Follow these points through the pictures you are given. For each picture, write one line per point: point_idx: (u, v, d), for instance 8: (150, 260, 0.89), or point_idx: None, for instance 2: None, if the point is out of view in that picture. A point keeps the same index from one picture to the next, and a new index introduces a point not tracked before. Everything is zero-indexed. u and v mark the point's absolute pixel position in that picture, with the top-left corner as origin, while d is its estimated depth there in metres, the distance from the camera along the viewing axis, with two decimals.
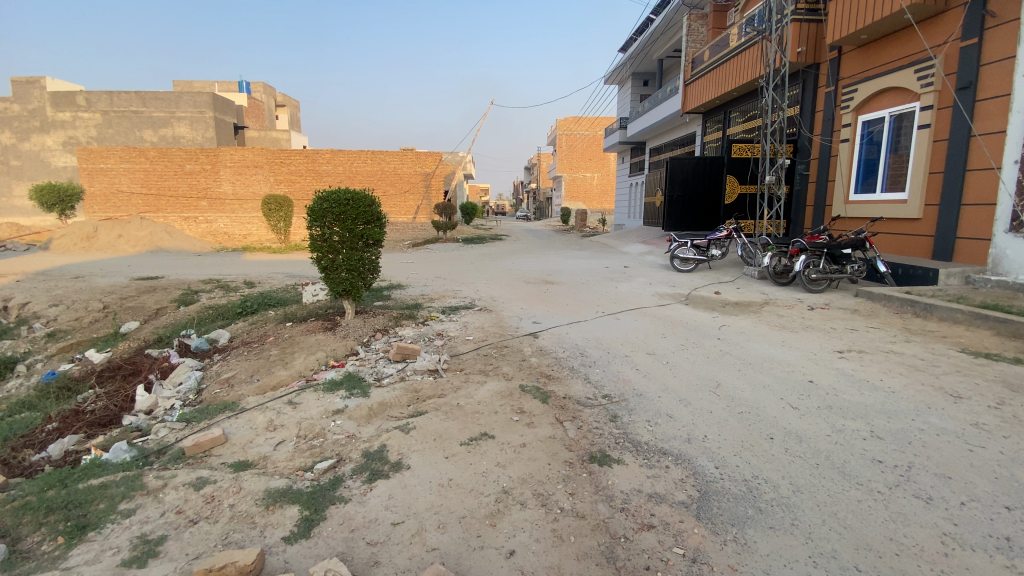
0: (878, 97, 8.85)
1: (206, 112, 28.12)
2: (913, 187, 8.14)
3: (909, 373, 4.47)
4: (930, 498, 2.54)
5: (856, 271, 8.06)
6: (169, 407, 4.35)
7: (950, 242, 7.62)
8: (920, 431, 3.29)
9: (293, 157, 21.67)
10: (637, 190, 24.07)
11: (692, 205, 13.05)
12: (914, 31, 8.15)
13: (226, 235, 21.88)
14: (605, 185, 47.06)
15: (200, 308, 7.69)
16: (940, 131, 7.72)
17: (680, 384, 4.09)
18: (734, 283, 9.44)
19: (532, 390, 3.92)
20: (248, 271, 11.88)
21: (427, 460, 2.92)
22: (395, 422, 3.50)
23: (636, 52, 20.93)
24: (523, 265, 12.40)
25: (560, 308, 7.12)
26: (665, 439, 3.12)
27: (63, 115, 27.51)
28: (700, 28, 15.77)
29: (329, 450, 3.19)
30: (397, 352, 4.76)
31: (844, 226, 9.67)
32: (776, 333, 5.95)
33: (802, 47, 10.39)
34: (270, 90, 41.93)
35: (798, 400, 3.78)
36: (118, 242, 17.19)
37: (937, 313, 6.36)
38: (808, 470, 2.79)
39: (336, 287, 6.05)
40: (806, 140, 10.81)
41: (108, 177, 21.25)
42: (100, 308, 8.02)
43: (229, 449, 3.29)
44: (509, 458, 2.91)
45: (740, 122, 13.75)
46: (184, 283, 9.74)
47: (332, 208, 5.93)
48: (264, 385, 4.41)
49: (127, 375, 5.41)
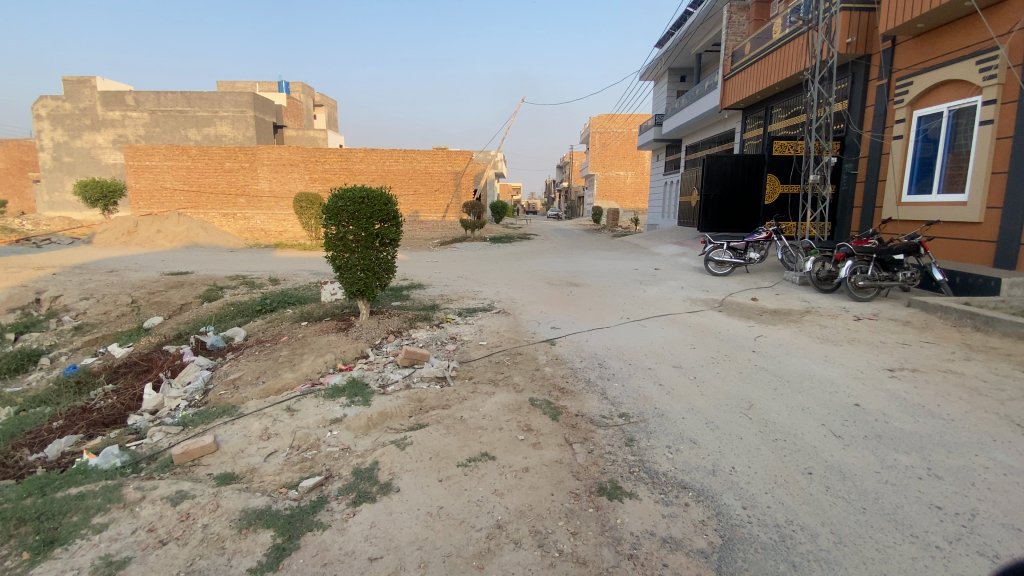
0: (935, 91, 8.14)
1: (246, 111, 28.92)
2: (974, 189, 7.43)
3: (971, 398, 3.94)
4: (999, 556, 2.12)
5: (909, 278, 7.39)
6: (173, 407, 4.27)
7: (1014, 249, 6.92)
8: (983, 469, 2.83)
9: (327, 155, 21.99)
10: (672, 189, 23.33)
11: (728, 205, 12.46)
12: (976, 19, 7.42)
13: (262, 231, 22.39)
14: (639, 184, 46.19)
15: (222, 304, 7.74)
16: (1005, 128, 7.00)
17: (708, 403, 3.72)
18: (773, 288, 8.87)
19: (542, 405, 3.63)
20: (275, 268, 11.99)
21: (418, 482, 2.67)
22: (392, 436, 3.26)
23: (673, 47, 20.30)
24: (549, 266, 12.05)
25: (582, 313, 6.80)
26: (686, 470, 2.78)
27: (113, 114, 28.86)
28: (740, 20, 15.10)
29: (320, 465, 2.97)
30: (406, 357, 4.52)
31: (895, 230, 8.94)
32: (818, 347, 5.45)
33: (852, 38, 9.71)
34: (309, 90, 42.93)
35: (841, 427, 3.35)
36: (157, 237, 17.78)
37: (1000, 328, 5.72)
38: (853, 516, 2.40)
39: (350, 288, 5.88)
40: (854, 136, 10.08)
41: (152, 174, 22.01)
42: (128, 303, 8.20)
43: (219, 459, 3.14)
44: (508, 486, 2.63)
45: (782, 118, 13.02)
46: (211, 278, 9.89)
47: (348, 206, 5.75)
48: (269, 388, 4.24)
49: (141, 373, 5.43)
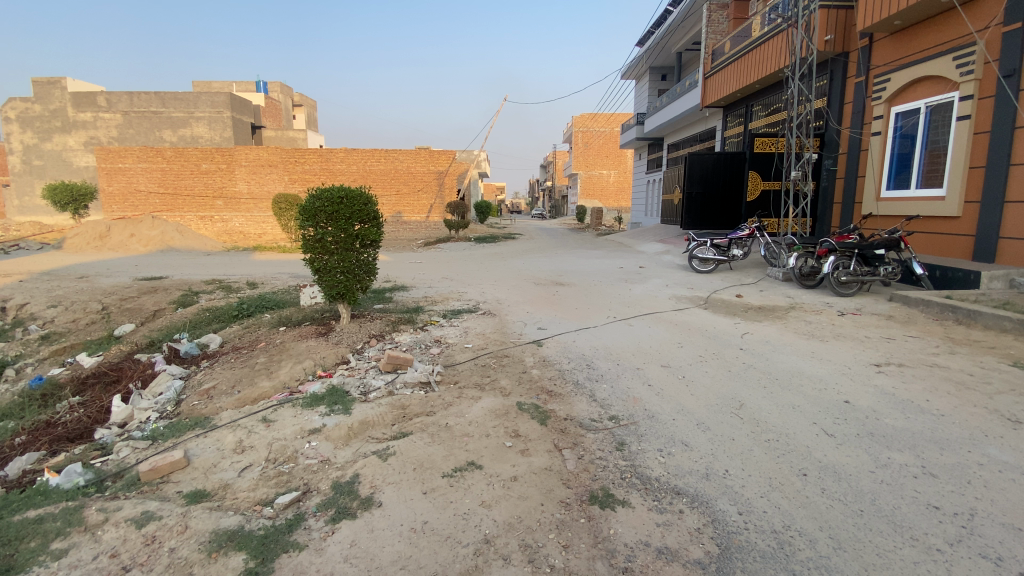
0: (913, 88, 8.24)
1: (223, 111, 28.29)
2: (951, 183, 7.52)
3: (959, 393, 3.95)
4: (1002, 559, 2.08)
5: (890, 273, 7.46)
6: (143, 420, 4.06)
7: (992, 242, 7.01)
8: (978, 466, 2.81)
9: (308, 156, 21.61)
10: (655, 187, 23.44)
11: (711, 202, 12.50)
12: (952, 16, 7.52)
13: (241, 234, 21.90)
14: (622, 183, 46.37)
15: (197, 309, 7.48)
16: (982, 123, 7.10)
17: (698, 403, 3.65)
18: (758, 285, 8.90)
19: (530, 409, 3.52)
20: (254, 271, 11.68)
21: (401, 496, 2.54)
22: (374, 446, 3.12)
23: (653, 45, 20.40)
24: (534, 266, 11.94)
25: (569, 312, 6.71)
26: (679, 475, 2.69)
27: (84, 115, 28.02)
28: (720, 19, 15.20)
29: (297, 479, 2.82)
30: (388, 362, 4.36)
31: (875, 225, 9.04)
32: (804, 343, 5.44)
33: (830, 35, 9.85)
34: (288, 90, 42.29)
35: (833, 426, 3.31)
36: (130, 241, 17.27)
37: (982, 320, 5.79)
38: (851, 519, 2.34)
39: (329, 291, 5.70)
40: (834, 133, 10.18)
41: (126, 176, 21.46)
42: (98, 310, 7.90)
43: (189, 475, 2.97)
44: (497, 496, 2.52)
45: (763, 115, 13.12)
46: (186, 283, 9.58)
47: (325, 207, 5.55)
48: (245, 397, 4.06)
49: (110, 384, 5.20)
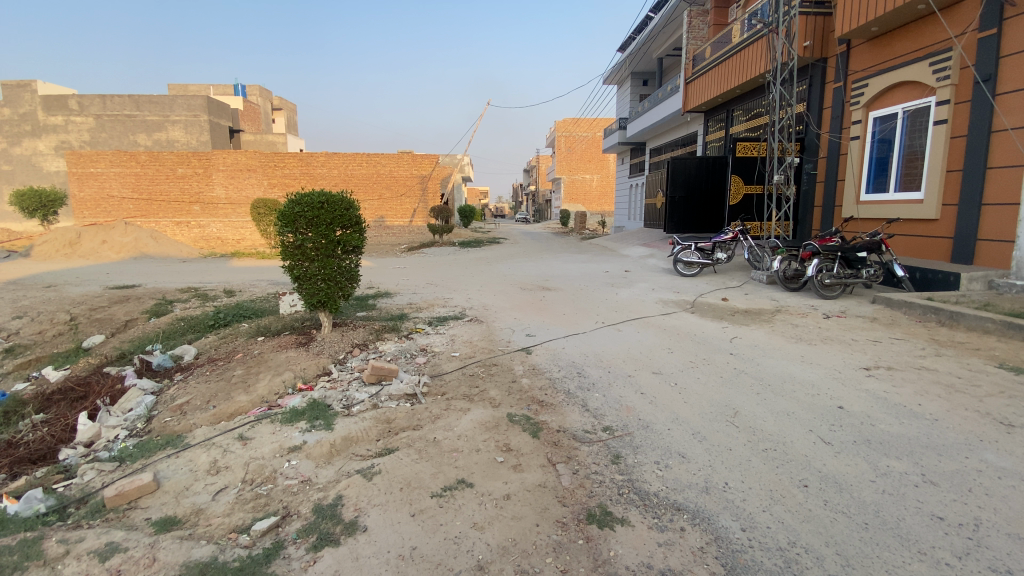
0: (891, 93, 8.36)
1: (200, 115, 27.74)
2: (930, 187, 7.63)
3: (950, 396, 3.95)
4: (1012, 572, 2.03)
5: (872, 275, 7.52)
6: (110, 439, 3.83)
7: (970, 244, 7.11)
8: (977, 473, 2.78)
9: (287, 160, 21.23)
10: (638, 191, 23.58)
11: (695, 206, 12.55)
12: (928, 23, 7.66)
13: (219, 240, 21.38)
14: (605, 188, 46.66)
15: (171, 319, 7.20)
16: (958, 127, 7.22)
17: (693, 412, 3.56)
18: (742, 288, 8.93)
19: (521, 421, 3.39)
20: (231, 278, 11.34)
21: (387, 519, 2.39)
22: (358, 464, 2.96)
23: (635, 51, 20.57)
24: (519, 270, 11.85)
25: (556, 318, 6.60)
26: (678, 489, 2.59)
27: (55, 119, 27.14)
28: (700, 25, 15.36)
29: (275, 503, 2.65)
30: (372, 374, 4.20)
31: (856, 228, 9.14)
32: (793, 347, 5.42)
33: (809, 41, 10.00)
34: (267, 94, 41.66)
35: (830, 433, 3.25)
36: (102, 248, 16.73)
37: (964, 322, 5.85)
38: (857, 533, 2.27)
39: (310, 298, 5.50)
40: (814, 137, 10.30)
41: (98, 181, 20.86)
42: (66, 321, 7.57)
43: (159, 500, 2.78)
44: (489, 517, 2.39)
45: (744, 120, 13.26)
46: (160, 292, 9.25)
47: (305, 212, 5.35)
48: (220, 413, 3.86)
49: (76, 401, 4.92)
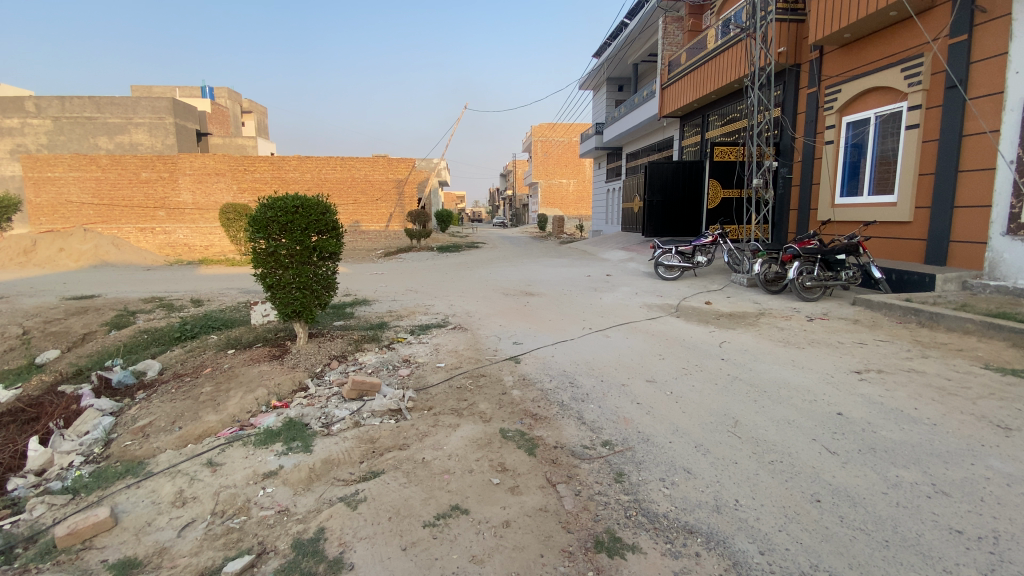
0: (864, 98, 8.51)
1: (166, 118, 26.92)
2: (904, 189, 7.74)
3: (943, 399, 3.92)
4: None
5: (851, 277, 7.60)
6: (64, 466, 3.46)
7: (943, 246, 7.22)
8: (986, 480, 2.70)
9: (258, 164, 20.58)
10: (615, 195, 23.70)
11: (673, 209, 12.58)
12: (900, 29, 7.80)
13: (186, 246, 20.55)
14: (581, 193, 47.00)
15: (133, 332, 6.76)
16: (930, 131, 7.34)
17: (692, 422, 3.43)
18: (724, 291, 8.92)
19: (515, 437, 3.20)
20: (199, 287, 10.85)
21: (376, 555, 2.17)
22: (341, 490, 2.71)
23: (610, 56, 20.71)
24: (501, 275, 11.66)
25: (542, 325, 6.43)
26: (689, 509, 2.44)
27: (10, 121, 25.25)
28: (676, 31, 15.50)
29: (249, 538, 2.39)
30: (353, 389, 3.95)
31: (833, 230, 9.25)
32: (782, 351, 5.36)
33: (784, 47, 10.12)
34: (235, 96, 40.61)
35: (835, 442, 3.15)
36: (58, 256, 15.86)
37: (944, 322, 5.91)
38: (879, 553, 2.15)
39: (284, 308, 5.21)
40: (790, 141, 10.42)
41: (56, 186, 19.93)
42: (18, 335, 7.05)
43: (118, 538, 2.49)
44: (489, 548, 2.19)
45: (719, 125, 13.39)
46: (122, 302, 8.75)
47: (278, 217, 5.07)
48: (187, 435, 3.55)
49: (26, 424, 4.50)
